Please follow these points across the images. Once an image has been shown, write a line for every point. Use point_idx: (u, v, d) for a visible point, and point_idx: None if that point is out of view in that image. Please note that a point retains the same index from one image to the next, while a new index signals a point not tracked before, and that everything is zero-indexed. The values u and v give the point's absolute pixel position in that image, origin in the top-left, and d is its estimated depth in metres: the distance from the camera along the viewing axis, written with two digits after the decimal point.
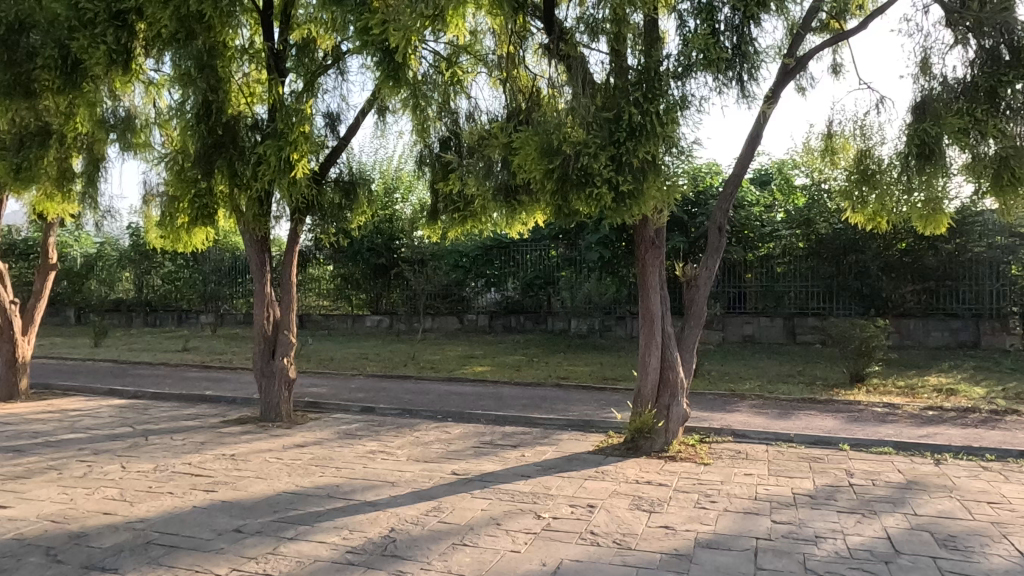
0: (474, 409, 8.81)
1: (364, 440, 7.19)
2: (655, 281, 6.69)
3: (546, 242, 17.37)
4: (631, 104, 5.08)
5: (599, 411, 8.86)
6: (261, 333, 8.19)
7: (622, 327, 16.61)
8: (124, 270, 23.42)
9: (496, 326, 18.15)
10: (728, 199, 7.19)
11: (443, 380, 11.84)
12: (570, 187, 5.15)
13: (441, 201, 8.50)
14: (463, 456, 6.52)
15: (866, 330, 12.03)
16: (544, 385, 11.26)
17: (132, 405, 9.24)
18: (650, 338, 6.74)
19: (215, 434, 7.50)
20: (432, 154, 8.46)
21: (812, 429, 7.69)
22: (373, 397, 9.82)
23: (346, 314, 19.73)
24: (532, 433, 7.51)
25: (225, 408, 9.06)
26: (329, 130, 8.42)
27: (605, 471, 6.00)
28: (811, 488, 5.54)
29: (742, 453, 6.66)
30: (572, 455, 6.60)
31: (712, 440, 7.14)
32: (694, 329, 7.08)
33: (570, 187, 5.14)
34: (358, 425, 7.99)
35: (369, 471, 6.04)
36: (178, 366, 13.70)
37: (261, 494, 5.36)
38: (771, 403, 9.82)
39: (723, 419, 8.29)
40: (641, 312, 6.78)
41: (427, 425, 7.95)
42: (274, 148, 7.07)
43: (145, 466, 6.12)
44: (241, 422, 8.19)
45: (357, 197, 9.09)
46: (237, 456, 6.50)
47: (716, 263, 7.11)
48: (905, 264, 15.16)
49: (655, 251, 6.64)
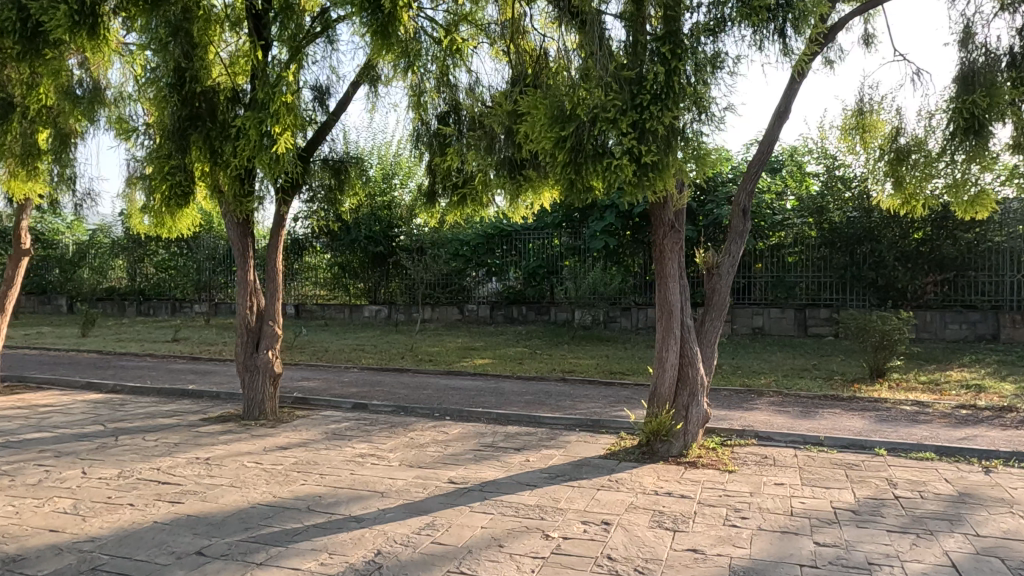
0: (474, 406, 8.20)
1: (354, 441, 6.57)
2: (674, 269, 6.05)
3: (549, 231, 16.77)
4: (655, 63, 4.44)
5: (607, 409, 8.25)
6: (244, 323, 7.58)
7: (627, 318, 16.05)
8: (117, 258, 22.84)
9: (497, 317, 17.57)
10: (756, 176, 6.54)
11: (442, 374, 11.23)
12: (585, 160, 4.49)
13: (439, 182, 7.87)
14: (462, 461, 5.90)
15: (889, 322, 11.41)
16: (549, 380, 10.64)
17: (107, 401, 8.64)
18: (667, 332, 6.11)
19: (191, 434, 6.89)
20: (428, 131, 7.83)
21: (841, 431, 7.07)
22: (366, 392, 9.22)
23: (343, 304, 19.12)
24: (537, 434, 6.90)
25: (207, 405, 8.45)
26: (317, 104, 7.77)
27: (619, 480, 5.40)
28: (853, 502, 4.92)
29: (769, 458, 6.03)
30: (581, 460, 5.97)
31: (735, 443, 6.50)
32: (715, 321, 6.44)
33: (585, 159, 4.49)
34: (348, 424, 7.37)
35: (356, 479, 5.41)
36: (166, 358, 13.09)
37: (232, 507, 4.74)
38: (791, 400, 9.20)
39: (744, 419, 7.68)
40: (659, 303, 6.15)
41: (423, 424, 7.33)
42: (254, 120, 6.40)
43: (107, 473, 5.51)
44: (222, 420, 7.57)
45: (346, 177, 8.42)
46: (212, 460, 5.88)
47: (739, 249, 6.48)
48: (922, 255, 14.55)
49: (674, 233, 6.00)
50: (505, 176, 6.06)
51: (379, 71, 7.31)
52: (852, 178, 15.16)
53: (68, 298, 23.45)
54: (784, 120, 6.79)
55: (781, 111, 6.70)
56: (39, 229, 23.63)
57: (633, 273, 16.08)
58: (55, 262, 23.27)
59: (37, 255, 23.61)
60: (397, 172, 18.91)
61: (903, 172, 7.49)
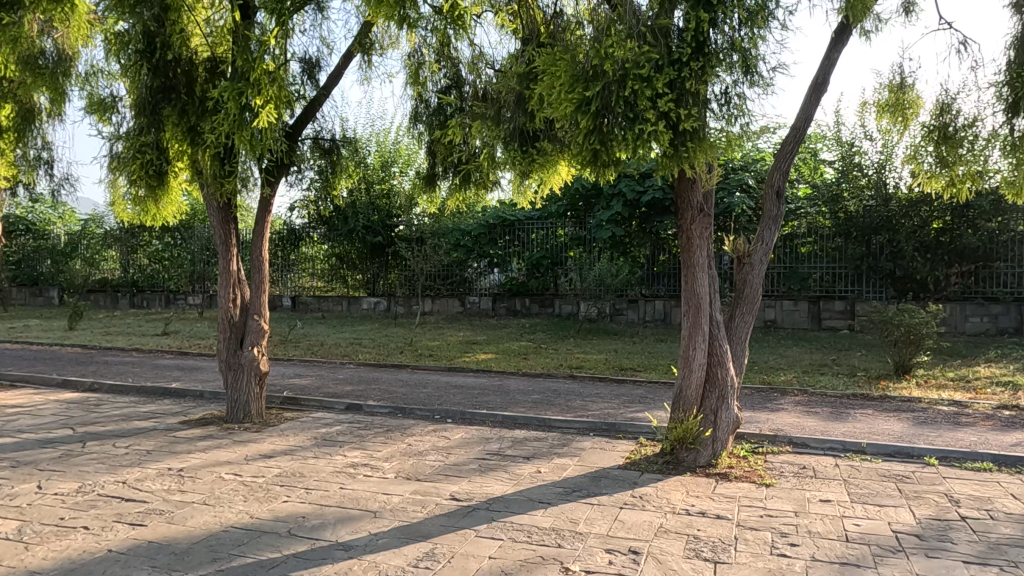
0: (477, 407, 7.57)
1: (345, 449, 5.94)
2: (702, 258, 5.41)
3: (553, 220, 16.14)
4: (694, 8, 3.82)
5: (622, 410, 7.61)
6: (226, 317, 6.94)
7: (634, 311, 15.42)
8: (109, 249, 22.20)
9: (499, 309, 16.85)
10: (790, 155, 5.90)
11: (443, 370, 10.61)
12: (615, 126, 3.89)
13: (441, 162, 7.24)
14: (465, 473, 5.26)
15: (916, 316, 10.75)
16: (557, 377, 10.00)
17: (82, 401, 8.01)
18: (694, 329, 5.48)
19: (167, 439, 6.26)
20: (428, 109, 7.20)
21: (881, 437, 6.44)
22: (361, 392, 8.58)
23: (341, 296, 18.45)
24: (548, 440, 6.27)
25: (188, 406, 7.80)
26: (306, 78, 7.12)
27: (643, 496, 4.77)
28: (914, 524, 4.29)
29: (808, 469, 5.40)
30: (599, 471, 5.34)
31: (768, 451, 5.86)
32: (746, 315, 5.82)
33: (615, 125, 3.89)
34: (340, 428, 6.74)
35: (346, 495, 4.78)
36: (153, 353, 12.45)
37: (201, 531, 4.11)
38: (818, 400, 8.57)
39: (772, 422, 7.06)
40: (685, 295, 5.52)
41: (422, 428, 6.70)
42: (233, 91, 5.72)
43: (66, 487, 4.88)
44: (202, 423, 6.92)
45: (335, 159, 7.72)
46: (185, 472, 5.25)
47: (773, 236, 5.85)
48: (941, 245, 13.90)
49: (702, 218, 5.36)
50: (515, 150, 5.45)
51: (373, 38, 6.67)
52: (868, 165, 14.51)
53: (59, 290, 22.76)
54: (821, 93, 6.13)
55: (818, 82, 6.05)
56: (30, 219, 23.00)
57: (639, 263, 15.45)
58: (47, 253, 22.67)
59: (28, 246, 22.96)
60: (395, 160, 18.37)
61: (948, 153, 6.99)
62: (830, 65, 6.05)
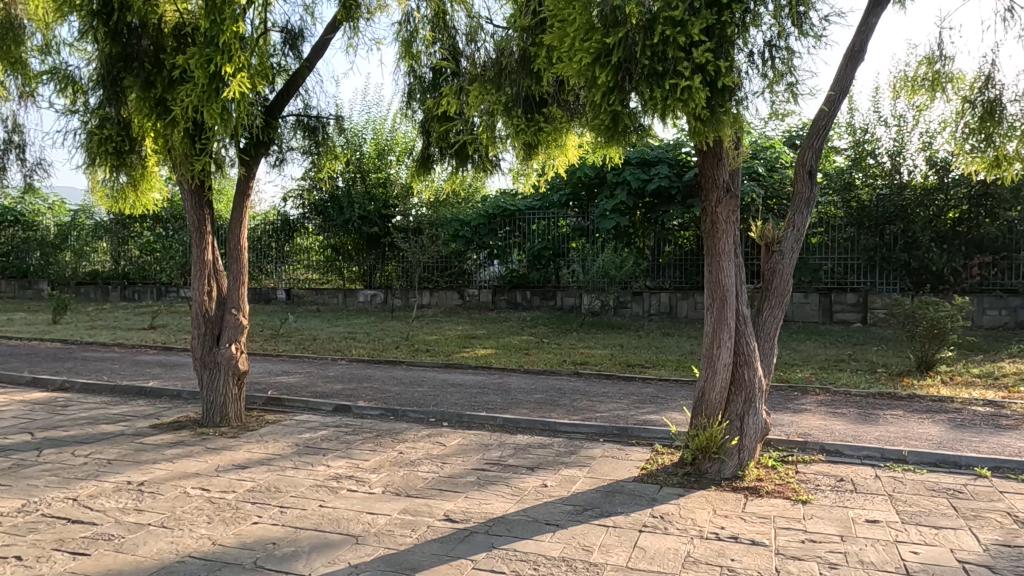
0: (476, 409, 6.97)
1: (329, 458, 5.35)
2: (728, 245, 4.81)
3: (555, 210, 15.54)
4: None
5: (633, 412, 7.02)
6: (200, 311, 6.33)
7: (639, 304, 14.87)
8: (100, 240, 21.52)
9: (499, 302, 16.28)
10: (824, 131, 5.29)
11: (440, 367, 10.02)
12: (645, 81, 3.51)
13: (438, 143, 6.64)
14: (461, 487, 4.66)
15: (943, 310, 10.11)
16: (561, 374, 9.40)
17: (49, 402, 7.41)
18: (720, 325, 4.89)
19: (133, 447, 5.67)
20: (423, 87, 6.58)
21: (920, 443, 5.84)
22: (351, 391, 8.00)
23: (337, 289, 17.77)
24: (554, 446, 5.68)
25: (162, 407, 7.21)
26: (287, 49, 6.47)
27: (665, 516, 4.17)
28: (982, 551, 3.70)
29: (847, 482, 4.82)
30: (612, 484, 4.75)
31: (798, 460, 5.27)
32: (775, 310, 5.23)
33: (645, 81, 3.51)
34: (324, 433, 6.14)
35: (326, 516, 4.18)
36: (135, 348, 11.85)
37: (153, 563, 3.52)
38: (842, 399, 7.97)
39: (798, 426, 6.46)
40: (709, 287, 4.92)
41: (415, 433, 6.11)
42: (200, 58, 5.11)
43: (8, 506, 4.30)
44: (174, 427, 6.33)
45: (319, 137, 7.10)
46: (146, 487, 4.66)
47: (805, 220, 5.26)
48: (958, 235, 13.27)
49: (727, 198, 4.76)
50: (519, 117, 4.87)
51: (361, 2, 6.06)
52: (881, 153, 13.89)
53: (49, 282, 22.13)
54: (857, 62, 5.47)
55: (854, 50, 5.39)
56: (19, 210, 22.40)
57: (644, 254, 14.92)
58: (36, 245, 22.03)
59: (17, 238, 22.35)
60: (392, 148, 17.81)
61: (989, 132, 6.46)
62: (867, 30, 5.38)
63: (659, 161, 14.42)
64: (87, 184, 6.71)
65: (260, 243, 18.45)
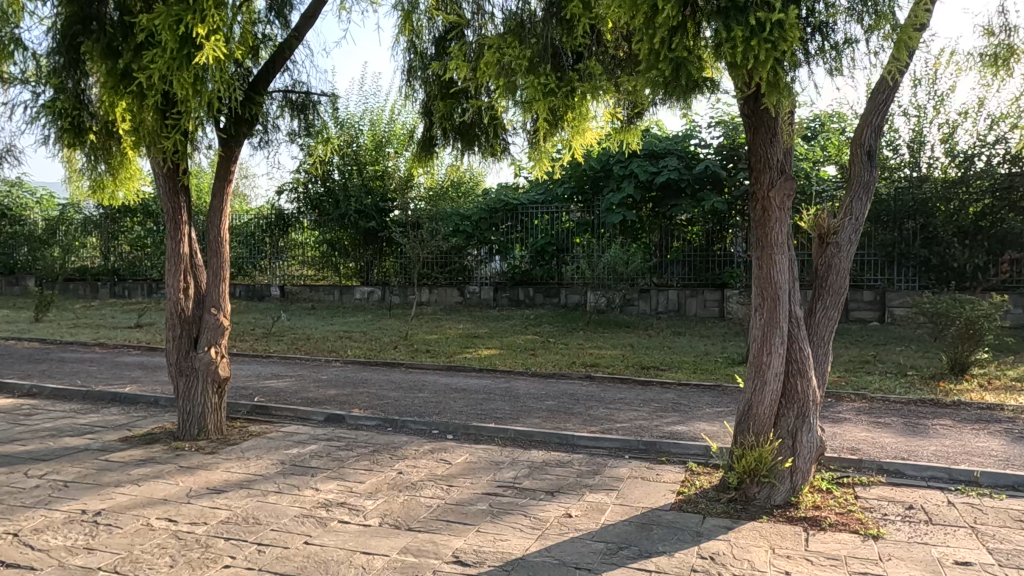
0: (483, 420, 6.29)
1: (317, 480, 4.66)
2: (781, 236, 4.14)
3: (559, 204, 14.87)
4: None
5: (656, 422, 6.34)
6: (175, 311, 5.64)
7: (647, 301, 14.18)
8: (89, 235, 20.78)
9: (501, 300, 15.56)
10: (885, 105, 4.59)
11: (440, 369, 9.34)
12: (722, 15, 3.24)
13: (442, 123, 6.01)
14: (472, 518, 3.98)
15: (980, 308, 9.42)
16: (571, 378, 8.73)
17: (12, 410, 6.72)
18: (770, 329, 4.22)
19: (96, 465, 4.98)
20: (424, 64, 5.90)
21: (985, 460, 5.18)
22: (345, 397, 7.32)
23: (333, 285, 17.05)
24: (574, 465, 5.00)
25: (136, 417, 6.51)
26: (272, 16, 5.77)
27: (717, 556, 3.50)
28: None
29: (919, 511, 4.15)
30: (648, 514, 4.08)
31: (856, 483, 4.61)
32: (830, 310, 4.56)
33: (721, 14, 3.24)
34: (314, 448, 5.45)
35: (312, 557, 3.50)
36: (118, 349, 11.13)
37: None
38: (880, 407, 7.31)
39: (843, 440, 5.80)
40: (758, 284, 4.25)
41: (416, 448, 5.43)
42: (166, 16, 4.41)
43: None
44: (146, 441, 5.64)
45: (309, 119, 6.42)
46: (102, 518, 3.97)
47: (864, 206, 4.57)
48: (982, 230, 12.56)
49: (782, 179, 4.08)
50: (541, 79, 4.19)
51: None
52: (899, 145, 13.21)
53: (36, 279, 21.38)
54: None
55: None
56: (5, 204, 21.62)
57: (651, 250, 14.24)
58: (23, 240, 21.24)
59: (4, 233, 21.54)
60: (390, 141, 17.16)
61: None
62: None
63: (667, 153, 13.81)
64: (65, 174, 6.11)
65: (254, 238, 17.74)
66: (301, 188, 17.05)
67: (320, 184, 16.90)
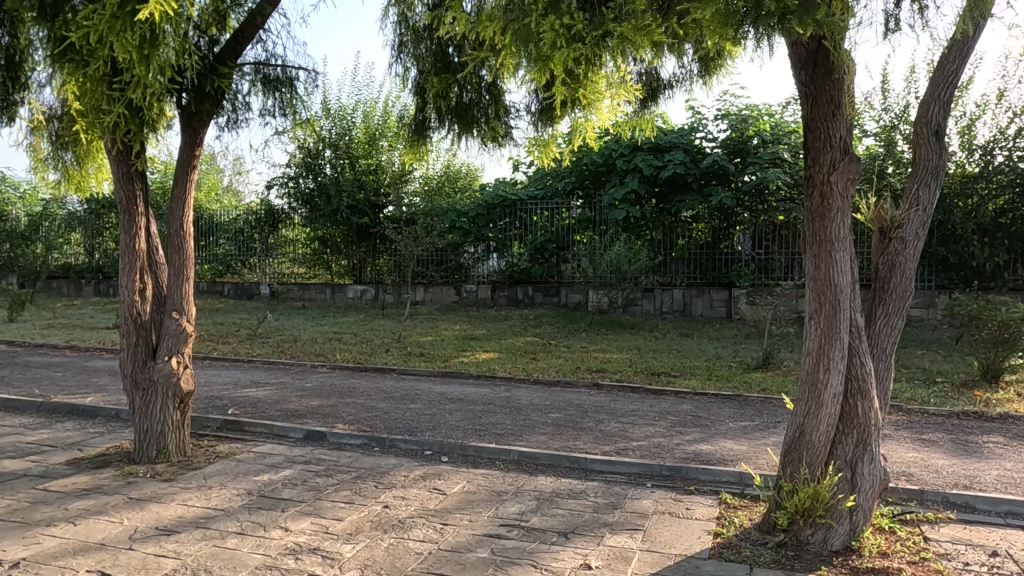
0: (482, 437, 5.60)
1: (287, 517, 3.94)
2: (841, 228, 3.44)
3: (559, 200, 14.17)
4: None
5: (674, 439, 5.65)
6: (130, 314, 4.91)
7: (651, 301, 13.50)
8: (73, 232, 19.97)
9: (499, 299, 14.84)
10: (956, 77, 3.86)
11: (434, 376, 8.64)
12: None
13: (435, 103, 5.30)
14: (470, 571, 3.29)
15: (1016, 310, 8.68)
16: (577, 386, 8.03)
17: None
18: (828, 340, 3.52)
19: (30, 497, 4.26)
20: (417, 37, 5.16)
21: None
22: (329, 409, 6.61)
23: (324, 283, 16.29)
24: (588, 496, 4.30)
25: (91, 434, 5.79)
26: None
27: None
28: None
29: (1007, 560, 3.46)
30: (683, 564, 3.38)
31: (921, 520, 3.93)
32: (892, 317, 3.88)
33: None
34: (288, 473, 4.74)
35: None
36: (90, 353, 10.37)
37: None
38: (918, 421, 6.63)
39: (888, 462, 5.12)
40: (813, 286, 3.56)
41: (405, 473, 4.73)
42: None
43: None
44: (97, 465, 4.92)
45: (286, 97, 5.71)
46: (20, 571, 3.26)
47: (930, 196, 3.87)
48: (1002, 228, 11.87)
49: (846, 160, 3.39)
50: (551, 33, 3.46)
51: None
52: None
53: (16, 276, 20.58)
54: None
55: None
56: None
57: (655, 248, 13.51)
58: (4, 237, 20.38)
59: None
60: (384, 134, 16.44)
61: None
62: None
63: (672, 146, 13.13)
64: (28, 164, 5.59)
65: (242, 236, 17.00)
66: (292, 183, 16.34)
67: (311, 178, 16.20)
